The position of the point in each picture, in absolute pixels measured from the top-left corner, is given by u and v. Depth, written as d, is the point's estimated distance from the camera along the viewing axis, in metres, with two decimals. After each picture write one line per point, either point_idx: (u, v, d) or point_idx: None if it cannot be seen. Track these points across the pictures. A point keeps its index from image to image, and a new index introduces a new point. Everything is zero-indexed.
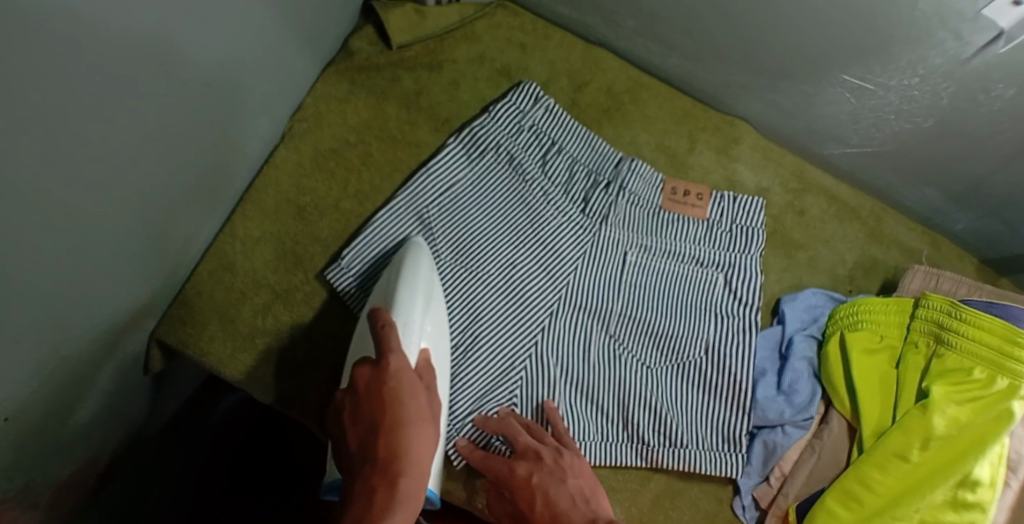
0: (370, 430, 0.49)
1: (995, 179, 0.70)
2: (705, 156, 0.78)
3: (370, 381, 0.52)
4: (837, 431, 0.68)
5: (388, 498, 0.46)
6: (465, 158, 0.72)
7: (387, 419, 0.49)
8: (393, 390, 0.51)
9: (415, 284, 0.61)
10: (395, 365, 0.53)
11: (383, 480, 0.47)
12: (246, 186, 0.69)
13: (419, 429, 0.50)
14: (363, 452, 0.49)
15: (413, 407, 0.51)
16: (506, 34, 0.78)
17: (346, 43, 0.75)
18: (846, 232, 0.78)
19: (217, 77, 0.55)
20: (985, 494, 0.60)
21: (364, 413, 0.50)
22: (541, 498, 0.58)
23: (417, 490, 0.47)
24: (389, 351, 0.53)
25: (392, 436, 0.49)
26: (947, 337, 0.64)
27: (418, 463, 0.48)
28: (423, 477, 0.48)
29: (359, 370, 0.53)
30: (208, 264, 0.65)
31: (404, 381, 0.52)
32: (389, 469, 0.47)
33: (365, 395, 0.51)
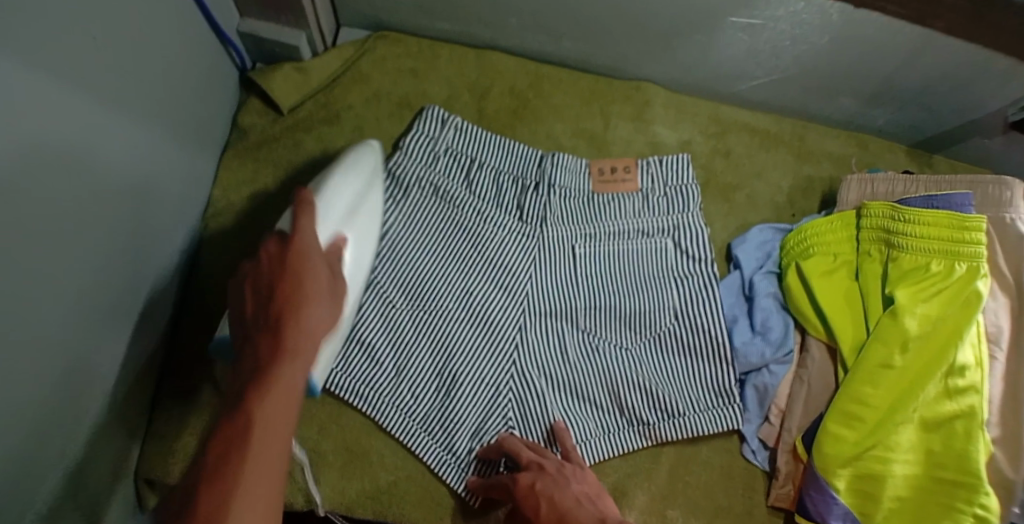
0: (262, 308, 0.43)
1: (899, 72, 0.71)
2: (622, 127, 0.78)
3: (274, 257, 0.46)
4: (819, 357, 0.69)
5: (270, 363, 0.40)
6: (390, 202, 0.70)
7: (282, 283, 0.44)
8: (297, 261, 0.46)
9: (343, 191, 0.61)
10: (303, 247, 0.47)
11: (274, 339, 0.41)
12: (181, 299, 0.67)
13: (316, 307, 0.44)
14: (261, 327, 0.43)
15: (315, 282, 0.45)
16: (394, 64, 0.76)
17: (238, 120, 0.73)
18: (775, 160, 0.79)
19: (108, 212, 0.53)
20: (975, 376, 0.62)
21: (263, 290, 0.44)
22: (545, 499, 0.55)
23: (295, 376, 0.40)
24: (296, 232, 0.48)
25: (285, 304, 0.43)
26: (897, 240, 0.66)
27: (299, 349, 0.41)
28: (303, 367, 0.41)
29: (268, 243, 0.47)
30: (168, 386, 0.64)
31: (305, 257, 0.46)
32: (278, 334, 0.41)
33: (264, 279, 0.45)
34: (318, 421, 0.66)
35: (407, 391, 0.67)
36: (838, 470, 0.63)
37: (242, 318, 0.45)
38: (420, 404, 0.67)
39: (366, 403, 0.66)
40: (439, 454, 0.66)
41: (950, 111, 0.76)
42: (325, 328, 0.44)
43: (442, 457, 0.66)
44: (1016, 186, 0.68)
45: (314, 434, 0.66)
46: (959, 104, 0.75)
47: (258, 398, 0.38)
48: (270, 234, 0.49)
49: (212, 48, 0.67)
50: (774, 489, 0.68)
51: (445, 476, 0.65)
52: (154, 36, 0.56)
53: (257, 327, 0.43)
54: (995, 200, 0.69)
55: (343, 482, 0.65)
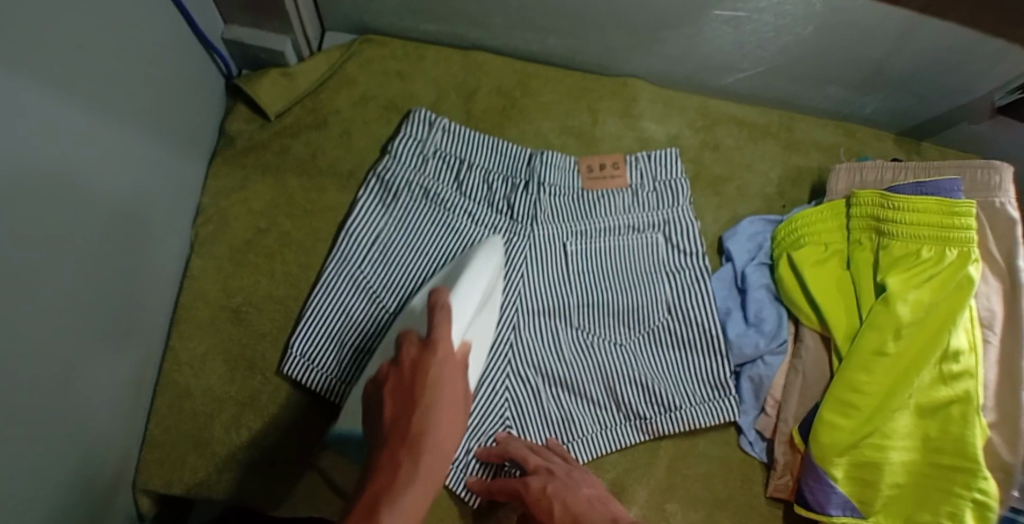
0: (404, 414, 0.47)
1: (885, 60, 0.71)
2: (611, 123, 0.78)
3: (417, 364, 0.50)
4: (813, 347, 0.70)
5: (408, 475, 0.43)
6: (380, 205, 0.70)
7: (427, 400, 0.47)
8: (435, 379, 0.49)
9: (477, 278, 0.61)
10: (442, 356, 0.51)
11: (412, 453, 0.44)
12: (174, 308, 0.67)
13: (446, 423, 0.47)
14: (396, 426, 0.46)
15: (446, 400, 0.48)
16: (381, 66, 0.76)
17: (226, 126, 0.73)
18: (763, 151, 0.79)
19: (97, 223, 0.53)
20: (969, 360, 0.62)
21: (403, 397, 0.48)
22: (559, 501, 0.55)
23: (422, 491, 0.42)
24: (437, 340, 0.52)
25: (426, 420, 0.46)
26: (887, 228, 0.66)
27: (432, 460, 0.44)
28: (431, 480, 0.43)
29: (407, 343, 0.52)
30: (164, 396, 0.64)
31: (446, 368, 0.50)
32: (416, 450, 0.44)
33: (407, 382, 0.49)
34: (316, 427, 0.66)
35: None
36: (836, 458, 0.63)
37: (377, 407, 0.49)
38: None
39: None
40: None
41: (936, 97, 0.77)
42: (449, 447, 0.46)
43: None
44: (1005, 170, 0.68)
45: (312, 438, 0.65)
46: (945, 90, 0.75)
47: (397, 500, 0.41)
48: (410, 335, 0.53)
49: (197, 55, 0.67)
50: (773, 479, 0.69)
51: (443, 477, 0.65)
52: (140, 46, 0.56)
53: (399, 431, 0.46)
54: (984, 185, 0.70)
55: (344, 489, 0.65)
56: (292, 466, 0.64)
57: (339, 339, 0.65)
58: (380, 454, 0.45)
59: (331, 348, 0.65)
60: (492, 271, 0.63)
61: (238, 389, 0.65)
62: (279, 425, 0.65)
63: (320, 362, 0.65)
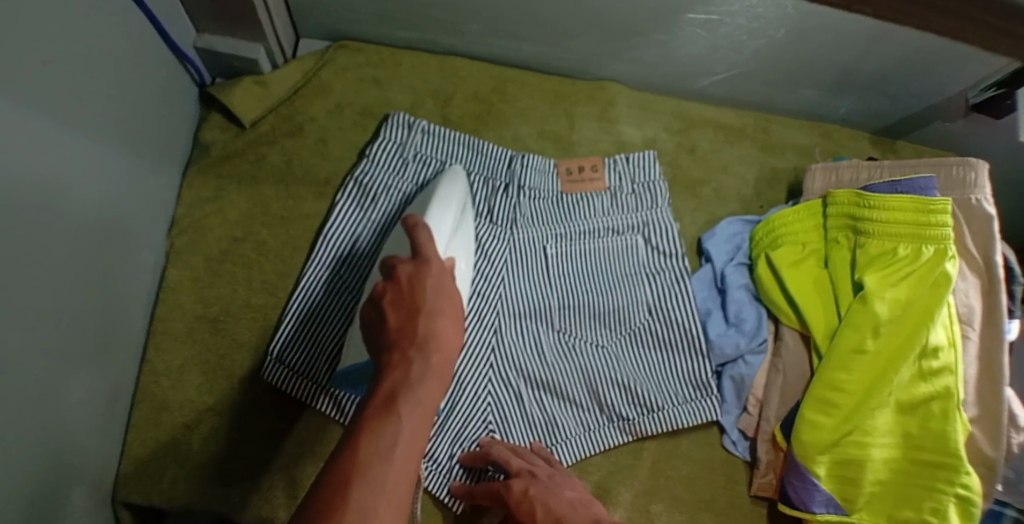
0: (407, 320, 0.42)
1: (857, 61, 0.71)
2: (588, 127, 0.78)
3: (416, 276, 0.44)
4: (793, 346, 0.70)
5: (421, 374, 0.40)
6: (358, 211, 0.69)
7: (431, 306, 0.42)
8: (437, 287, 0.44)
9: (450, 203, 0.62)
10: (438, 267, 0.45)
11: (422, 352, 0.41)
12: (149, 321, 0.66)
13: (452, 324, 0.43)
14: (399, 332, 0.42)
15: (452, 306, 0.44)
16: (356, 74, 0.75)
17: (199, 136, 0.72)
18: (740, 153, 0.80)
19: (70, 239, 0.52)
20: (948, 356, 0.62)
21: (405, 304, 0.43)
22: (540, 504, 0.54)
23: (431, 395, 0.40)
24: (430, 255, 0.45)
25: (432, 325, 0.42)
26: (863, 226, 0.66)
27: (441, 368, 0.41)
28: (440, 383, 0.41)
29: (400, 261, 0.45)
30: (140, 410, 0.63)
31: (446, 277, 0.45)
32: (426, 356, 0.41)
33: (409, 293, 0.43)
34: (295, 437, 0.65)
35: None
36: (818, 456, 0.63)
37: (374, 318, 0.44)
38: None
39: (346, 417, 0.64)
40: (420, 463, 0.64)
41: (910, 96, 0.78)
42: (455, 349, 0.43)
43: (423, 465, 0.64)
44: (980, 166, 0.68)
45: (293, 448, 0.65)
46: (918, 90, 0.76)
47: (413, 399, 0.39)
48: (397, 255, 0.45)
49: (168, 64, 0.66)
50: (756, 479, 0.69)
51: (427, 484, 0.64)
52: (109, 57, 0.56)
53: (406, 337, 0.41)
54: (961, 182, 0.70)
55: None
56: (273, 477, 0.63)
57: (317, 348, 0.65)
58: (387, 356, 0.41)
59: (309, 356, 0.65)
60: (459, 197, 0.64)
61: (215, 401, 0.65)
62: (257, 435, 0.65)
63: (298, 371, 0.64)
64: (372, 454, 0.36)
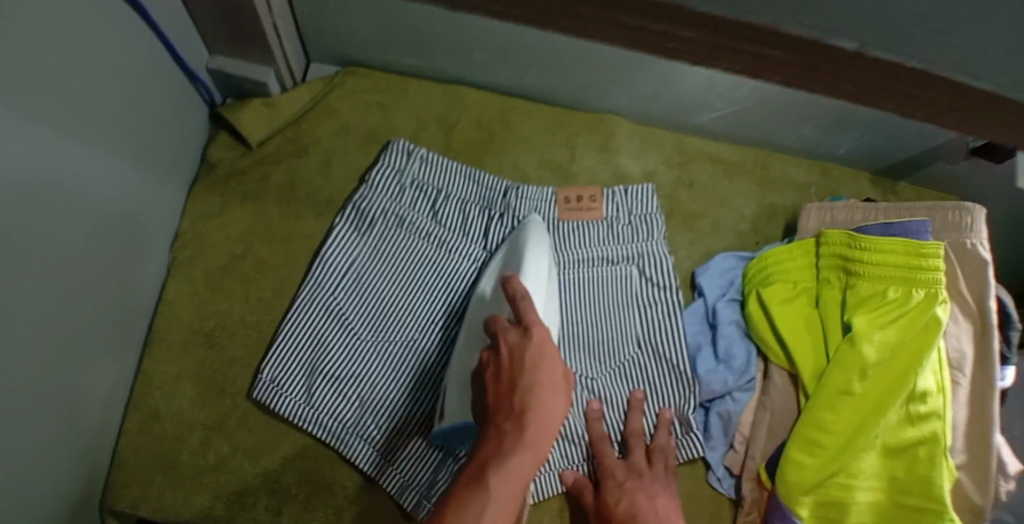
0: (506, 391, 0.46)
1: (853, 103, 0.72)
2: (588, 157, 0.79)
3: (517, 345, 0.48)
4: (782, 385, 0.70)
5: (515, 446, 0.44)
6: (356, 235, 0.71)
7: (529, 378, 0.46)
8: (534, 374, 0.46)
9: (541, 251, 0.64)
10: (540, 344, 0.47)
11: (517, 424, 0.44)
12: (148, 331, 0.68)
13: (551, 397, 0.46)
14: (501, 396, 0.46)
15: (549, 377, 0.46)
16: (363, 98, 0.77)
17: (207, 153, 0.74)
18: (738, 188, 0.81)
19: (65, 256, 0.54)
20: (936, 402, 0.62)
21: (508, 386, 0.46)
22: (627, 497, 0.62)
23: (524, 464, 0.43)
24: (533, 324, 0.49)
25: (530, 396, 0.45)
26: (854, 267, 0.66)
27: (537, 429, 0.44)
28: (534, 453, 0.44)
29: (503, 329, 0.49)
30: (135, 418, 0.65)
31: (539, 351, 0.47)
32: (519, 424, 0.44)
33: (509, 365, 0.47)
34: (281, 453, 0.66)
35: (372, 422, 0.66)
36: (802, 497, 0.63)
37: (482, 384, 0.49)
38: (387, 397, 0.67)
39: (332, 436, 0.66)
40: (402, 482, 0.65)
41: (910, 138, 0.78)
42: (555, 418, 0.46)
43: (404, 484, 0.65)
44: (977, 211, 0.68)
45: (278, 466, 0.65)
46: (917, 132, 0.77)
47: (505, 464, 0.43)
48: (503, 322, 0.50)
49: (178, 85, 0.68)
50: (740, 517, 0.68)
51: (403, 503, 0.64)
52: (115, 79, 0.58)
53: (503, 409, 0.46)
54: (956, 226, 0.70)
55: (307, 514, 0.64)
56: (258, 493, 0.64)
57: (310, 366, 0.67)
58: (488, 428, 0.46)
59: (300, 376, 0.67)
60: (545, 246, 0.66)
61: (208, 413, 0.66)
62: (242, 451, 0.65)
63: (288, 388, 0.66)
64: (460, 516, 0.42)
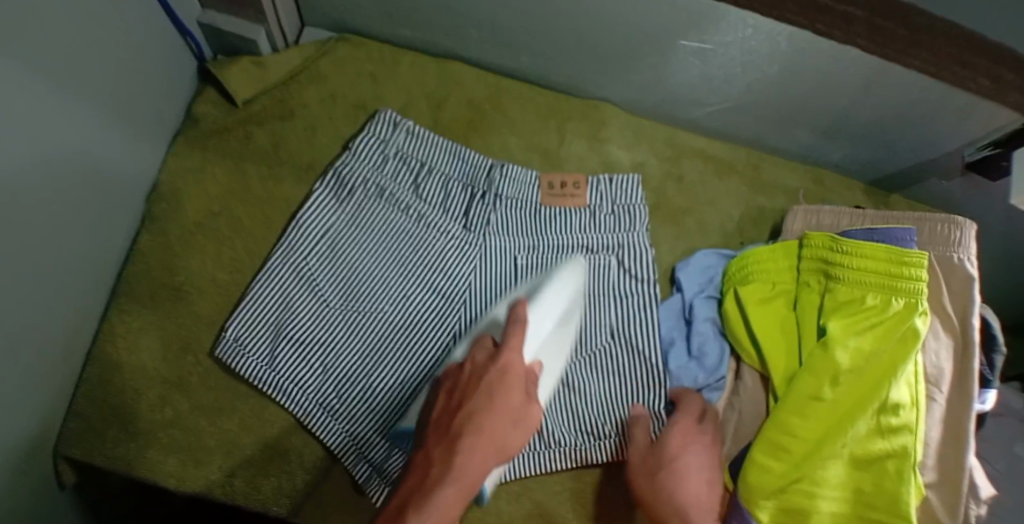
0: (451, 411, 0.48)
1: (847, 108, 0.71)
2: (578, 145, 0.78)
3: (477, 367, 0.50)
4: (752, 387, 0.69)
5: (442, 473, 0.45)
6: (334, 202, 0.70)
7: (472, 403, 0.47)
8: (481, 398, 0.47)
9: (561, 293, 0.63)
10: (499, 373, 0.49)
11: (449, 449, 0.46)
12: (117, 281, 0.67)
13: (498, 428, 0.47)
14: (448, 412, 0.48)
15: (498, 409, 0.47)
16: (353, 67, 0.76)
17: (192, 108, 0.73)
18: (727, 187, 0.80)
19: (40, 192, 0.53)
20: (909, 415, 0.60)
21: (456, 404, 0.48)
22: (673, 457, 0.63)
23: (454, 496, 0.44)
24: (502, 348, 0.51)
25: (470, 420, 0.46)
26: (833, 271, 0.65)
27: (470, 461, 0.45)
28: (466, 486, 0.44)
29: (475, 352, 0.52)
30: (94, 366, 0.64)
31: (491, 378, 0.48)
32: (452, 448, 0.46)
33: (464, 383, 0.49)
34: (239, 414, 0.65)
35: (333, 390, 0.65)
36: (763, 501, 0.61)
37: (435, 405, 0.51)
38: (350, 367, 0.66)
39: (291, 401, 0.65)
40: (357, 453, 0.64)
41: (905, 150, 0.77)
42: (495, 445, 0.46)
43: (359, 455, 0.63)
44: (966, 226, 0.67)
45: (234, 427, 0.64)
46: (912, 144, 0.75)
47: (429, 492, 0.44)
48: (480, 346, 0.53)
49: (166, 35, 0.68)
50: None
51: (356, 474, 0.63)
52: (102, 20, 0.57)
53: (440, 432, 0.47)
54: (944, 239, 0.68)
55: (260, 478, 0.63)
56: (212, 453, 0.63)
57: (275, 329, 0.66)
58: (421, 452, 0.47)
59: (264, 337, 0.66)
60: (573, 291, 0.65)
61: (169, 368, 0.65)
62: (200, 409, 0.64)
63: (252, 348, 0.65)
64: None
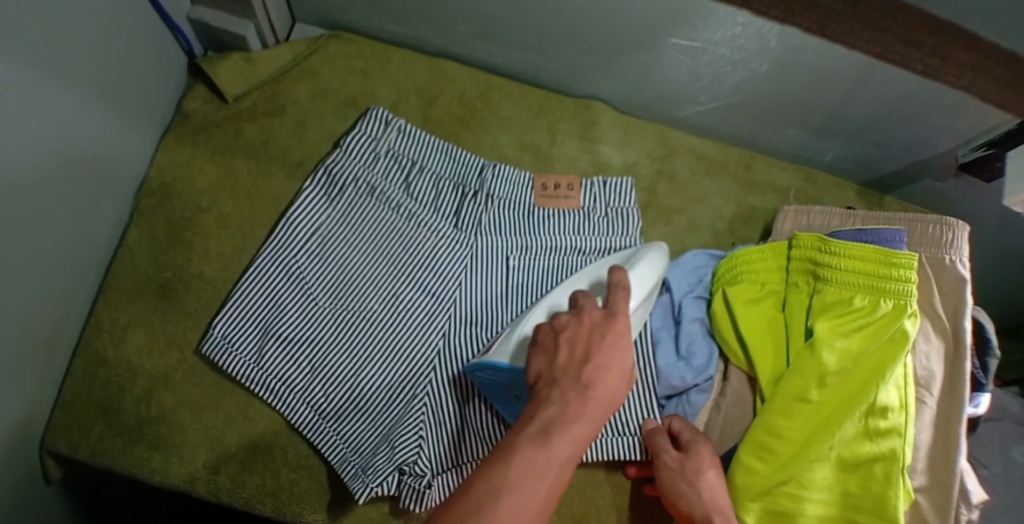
0: (577, 357, 0.45)
1: (838, 107, 0.71)
2: (569, 143, 0.78)
3: (598, 322, 0.48)
4: (738, 386, 0.69)
5: (576, 416, 0.42)
6: (324, 199, 0.69)
7: (602, 354, 0.45)
8: (611, 347, 0.46)
9: (652, 271, 0.67)
10: (619, 327, 0.48)
11: (583, 393, 0.43)
12: (104, 275, 0.67)
13: (618, 379, 0.45)
14: (575, 357, 0.45)
15: (623, 362, 0.46)
16: (345, 63, 0.77)
17: (182, 103, 0.74)
18: (719, 187, 0.79)
19: (34, 186, 0.54)
20: (897, 418, 0.60)
21: (580, 349, 0.46)
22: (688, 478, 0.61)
23: (581, 438, 0.42)
24: (616, 311, 0.50)
25: (600, 371, 0.44)
26: (822, 272, 0.64)
27: (600, 406, 0.43)
28: (590, 431, 0.42)
29: (587, 305, 0.50)
30: (81, 360, 0.64)
31: (619, 333, 0.47)
32: (587, 394, 0.43)
33: (586, 334, 0.47)
34: (224, 411, 0.65)
35: (320, 389, 0.64)
36: (749, 503, 0.61)
37: (548, 347, 0.47)
38: (339, 365, 0.65)
39: (278, 400, 0.64)
40: (343, 452, 0.63)
41: (898, 150, 0.77)
42: (615, 397, 0.45)
43: (345, 454, 0.63)
44: (958, 228, 0.66)
45: (219, 423, 0.64)
46: (905, 144, 0.75)
47: (565, 431, 0.41)
48: (590, 299, 0.50)
49: (156, 29, 0.68)
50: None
51: (341, 472, 0.62)
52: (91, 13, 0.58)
53: (570, 375, 0.44)
54: (936, 240, 0.68)
55: (243, 474, 0.63)
56: (198, 449, 0.63)
57: (263, 326, 0.65)
58: (546, 389, 0.44)
59: (250, 335, 0.65)
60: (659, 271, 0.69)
61: (155, 363, 0.65)
62: (185, 405, 0.64)
63: (239, 346, 0.65)
64: (519, 476, 0.39)
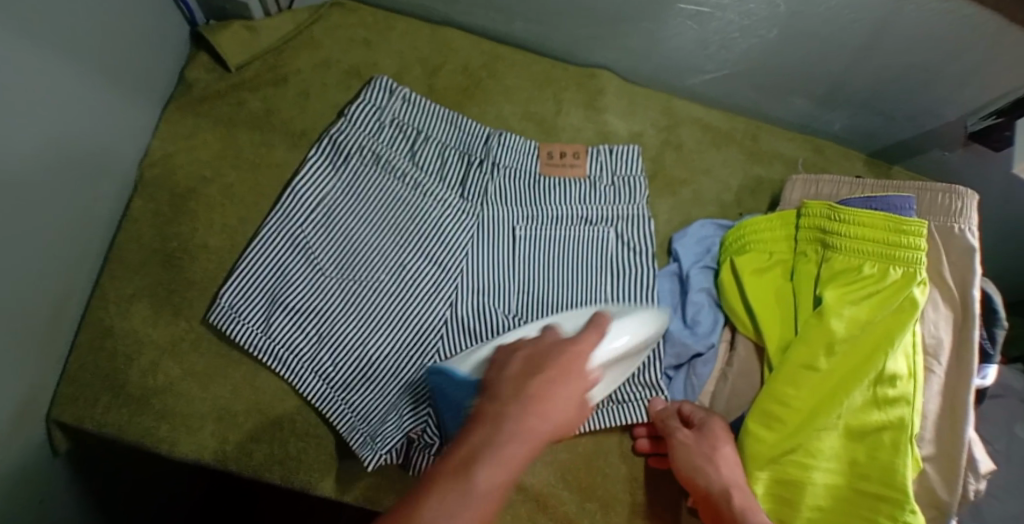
0: (518, 375, 0.43)
1: (847, 75, 0.70)
2: (574, 114, 0.77)
3: (553, 345, 0.47)
4: (745, 356, 0.68)
5: (513, 428, 0.39)
6: (329, 168, 0.69)
7: (550, 372, 0.43)
8: (556, 370, 0.43)
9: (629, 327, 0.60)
10: (573, 353, 0.46)
11: (524, 407, 0.40)
12: (109, 246, 0.67)
13: (565, 402, 0.42)
14: (517, 375, 0.43)
15: (565, 387, 0.43)
16: (347, 33, 0.76)
17: (184, 73, 0.73)
18: (725, 158, 0.79)
19: (45, 152, 0.54)
20: (905, 387, 0.59)
21: (527, 370, 0.43)
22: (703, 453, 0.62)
23: (522, 453, 0.38)
24: (577, 340, 0.48)
25: (544, 386, 0.42)
26: (832, 241, 0.64)
27: (545, 425, 0.40)
28: (534, 446, 0.39)
29: (546, 336, 0.49)
30: (86, 331, 0.64)
31: (568, 359, 0.45)
32: (529, 407, 0.40)
33: (541, 354, 0.45)
34: (231, 382, 0.65)
35: (327, 358, 0.64)
36: (758, 471, 0.61)
37: (501, 365, 0.46)
38: (345, 334, 0.65)
39: (285, 369, 0.64)
40: (351, 420, 0.63)
41: (906, 119, 0.76)
42: (561, 418, 0.42)
43: (352, 423, 0.63)
44: (967, 196, 0.66)
45: (226, 393, 0.64)
46: (913, 112, 0.74)
47: (495, 448, 0.38)
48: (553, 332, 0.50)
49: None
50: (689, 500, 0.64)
51: (349, 441, 0.62)
52: None
53: (512, 389, 0.42)
54: (945, 209, 0.67)
55: (252, 444, 0.63)
56: (205, 419, 0.63)
57: (270, 296, 0.65)
58: (488, 405, 0.41)
59: (256, 304, 0.64)
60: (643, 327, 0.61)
61: (161, 333, 0.65)
62: (192, 375, 0.64)
63: (246, 315, 0.64)
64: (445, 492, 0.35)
